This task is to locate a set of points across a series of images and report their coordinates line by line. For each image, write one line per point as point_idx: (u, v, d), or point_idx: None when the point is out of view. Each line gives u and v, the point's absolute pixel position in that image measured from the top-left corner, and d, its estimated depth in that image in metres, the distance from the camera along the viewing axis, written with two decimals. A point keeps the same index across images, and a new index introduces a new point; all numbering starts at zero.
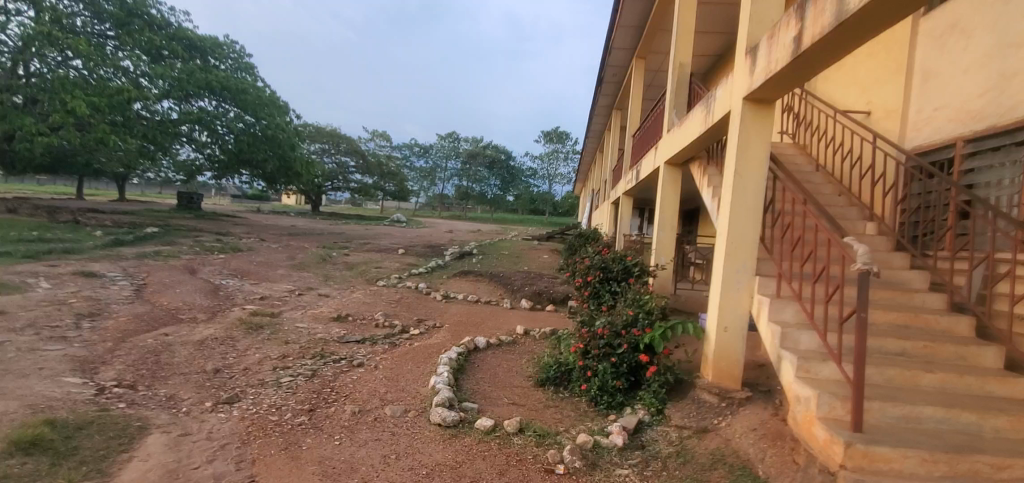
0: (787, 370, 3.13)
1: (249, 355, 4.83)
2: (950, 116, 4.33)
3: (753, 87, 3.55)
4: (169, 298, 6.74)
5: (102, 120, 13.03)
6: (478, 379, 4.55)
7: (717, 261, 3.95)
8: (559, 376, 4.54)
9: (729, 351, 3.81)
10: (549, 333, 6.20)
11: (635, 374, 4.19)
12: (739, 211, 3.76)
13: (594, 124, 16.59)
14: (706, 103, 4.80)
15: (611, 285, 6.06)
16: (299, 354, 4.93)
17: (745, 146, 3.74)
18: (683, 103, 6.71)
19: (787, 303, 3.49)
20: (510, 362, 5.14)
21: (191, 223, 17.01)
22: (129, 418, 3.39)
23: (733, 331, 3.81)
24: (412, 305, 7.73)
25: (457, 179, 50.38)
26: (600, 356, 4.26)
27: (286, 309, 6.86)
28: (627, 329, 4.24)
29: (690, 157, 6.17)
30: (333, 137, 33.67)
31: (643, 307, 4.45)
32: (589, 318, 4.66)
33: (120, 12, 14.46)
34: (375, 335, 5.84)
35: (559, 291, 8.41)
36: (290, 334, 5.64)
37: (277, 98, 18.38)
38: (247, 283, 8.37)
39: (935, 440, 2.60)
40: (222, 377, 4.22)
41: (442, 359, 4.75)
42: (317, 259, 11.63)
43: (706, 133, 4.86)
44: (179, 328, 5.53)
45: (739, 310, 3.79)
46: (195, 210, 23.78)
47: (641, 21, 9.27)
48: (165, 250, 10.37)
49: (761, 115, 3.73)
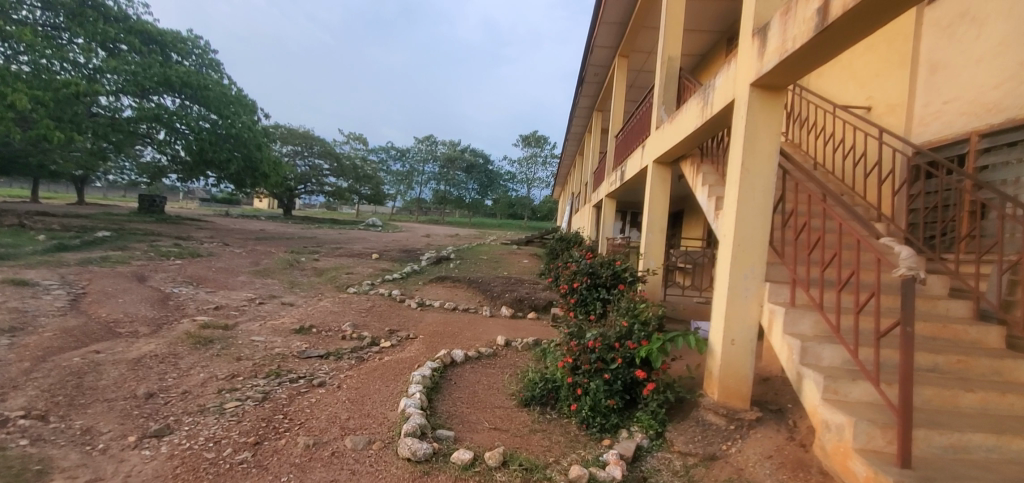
0: (808, 391, 2.74)
1: (192, 375, 4.22)
2: (963, 109, 4.02)
3: (762, 72, 3.17)
4: (108, 309, 6.04)
5: (47, 115, 12.05)
6: (454, 399, 4.04)
7: (721, 265, 3.54)
8: (545, 394, 4.06)
9: (738, 367, 3.39)
10: (531, 344, 5.73)
11: (631, 391, 3.75)
12: (747, 209, 3.36)
13: (574, 127, 16.29)
14: (703, 95, 4.43)
15: (599, 292, 5.62)
16: (251, 372, 4.35)
17: (752, 137, 3.36)
18: (672, 99, 6.33)
19: (804, 312, 3.09)
20: (491, 377, 4.65)
21: (150, 227, 16.04)
22: (28, 460, 2.77)
23: (741, 345, 3.40)
24: (384, 314, 7.17)
25: (434, 183, 49.66)
26: (592, 372, 3.79)
27: (243, 321, 6.22)
28: (620, 342, 3.81)
29: (680, 156, 5.78)
30: (305, 139, 32.63)
31: (638, 317, 4.01)
32: (578, 329, 4.19)
33: (72, 3, 13.52)
34: (341, 349, 5.27)
35: (542, 298, 7.96)
36: (243, 349, 5.04)
37: (244, 97, 17.59)
38: (202, 291, 7.67)
39: (991, 475, 2.22)
40: (154, 403, 3.62)
41: (415, 377, 4.20)
42: (284, 265, 10.94)
43: (703, 127, 4.47)
44: (114, 344, 4.86)
45: (748, 321, 3.38)
46: (158, 214, 22.63)
47: (624, 17, 8.92)
48: (114, 256, 9.56)
49: (770, 102, 3.35)
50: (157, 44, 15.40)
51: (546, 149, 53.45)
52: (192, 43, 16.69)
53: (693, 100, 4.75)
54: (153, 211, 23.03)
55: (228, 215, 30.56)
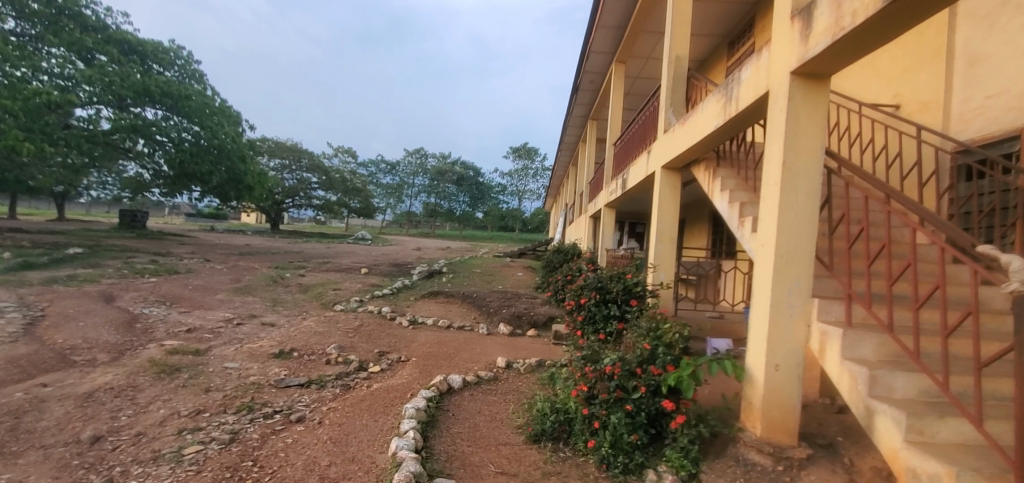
0: (885, 429, 2.35)
1: (151, 412, 3.70)
2: (1011, 103, 3.68)
3: (808, 57, 2.78)
4: (65, 335, 5.45)
5: (15, 126, 11.41)
6: (453, 436, 3.53)
7: (759, 279, 3.10)
8: (557, 428, 3.56)
9: (783, 397, 2.92)
10: (535, 366, 5.23)
11: (656, 424, 3.25)
12: (789, 214, 2.93)
13: (568, 137, 15.96)
14: (725, 90, 4.01)
15: (608, 309, 5.14)
16: (220, 407, 3.81)
17: (795, 131, 2.94)
18: (681, 101, 5.92)
19: (864, 334, 2.66)
20: (493, 406, 4.15)
21: (128, 243, 15.41)
22: None
23: (786, 371, 2.93)
24: (374, 334, 6.63)
25: (425, 195, 49.18)
26: (610, 402, 3.28)
27: (217, 345, 5.65)
28: (642, 367, 3.31)
29: (692, 161, 5.36)
30: (294, 152, 31.86)
31: (661, 339, 3.49)
32: (593, 351, 3.67)
33: (46, 11, 12.98)
34: (324, 376, 4.73)
35: (542, 313, 7.47)
36: (214, 378, 4.50)
37: (228, 108, 17.06)
38: (175, 312, 7.09)
39: None
40: (99, 450, 3.08)
41: (407, 410, 3.67)
42: (267, 281, 10.34)
43: (724, 126, 4.05)
44: (64, 376, 4.31)
45: (794, 343, 2.92)
46: (139, 229, 21.88)
47: (622, 21, 8.55)
48: (82, 274, 8.93)
49: (813, 92, 2.94)
50: (137, 55, 14.90)
51: (536, 162, 53.40)
52: (173, 53, 16.17)
53: (712, 97, 4.32)
54: (135, 226, 22.29)
55: (213, 230, 29.86)
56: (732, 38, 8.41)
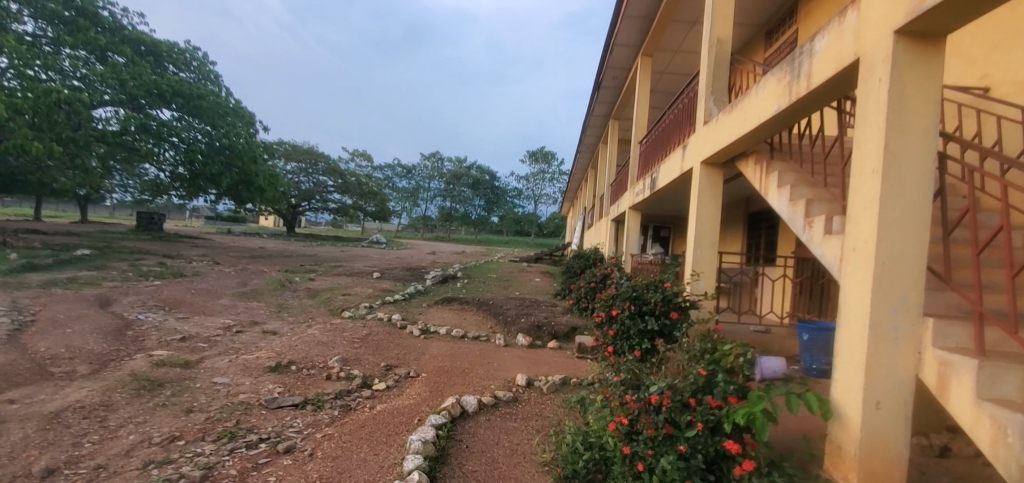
0: None
1: (121, 439, 3.22)
2: None
3: (924, 9, 2.14)
4: (50, 343, 5.04)
5: (24, 124, 11.21)
6: (466, 476, 2.95)
7: (850, 291, 2.48)
8: (591, 468, 2.96)
9: (887, 443, 2.28)
10: (558, 385, 4.64)
11: (715, 469, 2.62)
12: (893, 212, 2.30)
13: (587, 138, 15.32)
14: (790, 65, 3.36)
15: (644, 322, 4.50)
16: (199, 433, 3.32)
17: (899, 107, 2.31)
18: (723, 88, 5.27)
19: (1006, 366, 2.02)
20: (513, 437, 3.56)
21: (140, 245, 15.20)
22: None
23: (890, 410, 2.29)
24: (382, 345, 6.09)
25: (440, 199, 48.87)
26: (658, 441, 2.67)
27: (211, 356, 5.17)
28: (697, 398, 2.67)
29: (739, 155, 4.70)
30: (311, 155, 31.78)
31: (720, 363, 2.84)
32: (634, 376, 3.04)
33: (63, 11, 12.87)
34: (322, 394, 4.21)
35: (564, 323, 6.87)
36: (199, 395, 4.01)
37: (242, 109, 16.82)
38: (172, 317, 6.66)
39: None
40: None
41: (413, 443, 3.11)
42: (274, 286, 9.89)
43: (787, 108, 3.40)
44: (35, 392, 3.87)
45: (901, 374, 2.28)
46: (154, 231, 21.78)
47: (650, 10, 7.88)
48: (84, 276, 8.59)
49: (922, 59, 2.32)
50: (152, 55, 14.77)
51: (553, 166, 52.86)
52: (189, 54, 16.05)
53: (770, 76, 3.68)
54: (152, 228, 22.23)
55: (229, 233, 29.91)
56: (771, 27, 7.72)
